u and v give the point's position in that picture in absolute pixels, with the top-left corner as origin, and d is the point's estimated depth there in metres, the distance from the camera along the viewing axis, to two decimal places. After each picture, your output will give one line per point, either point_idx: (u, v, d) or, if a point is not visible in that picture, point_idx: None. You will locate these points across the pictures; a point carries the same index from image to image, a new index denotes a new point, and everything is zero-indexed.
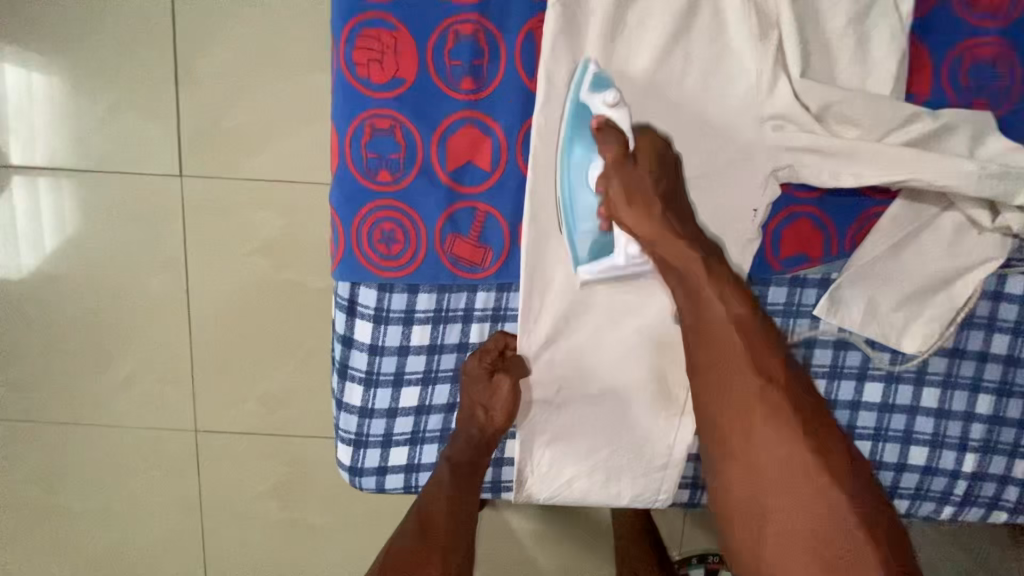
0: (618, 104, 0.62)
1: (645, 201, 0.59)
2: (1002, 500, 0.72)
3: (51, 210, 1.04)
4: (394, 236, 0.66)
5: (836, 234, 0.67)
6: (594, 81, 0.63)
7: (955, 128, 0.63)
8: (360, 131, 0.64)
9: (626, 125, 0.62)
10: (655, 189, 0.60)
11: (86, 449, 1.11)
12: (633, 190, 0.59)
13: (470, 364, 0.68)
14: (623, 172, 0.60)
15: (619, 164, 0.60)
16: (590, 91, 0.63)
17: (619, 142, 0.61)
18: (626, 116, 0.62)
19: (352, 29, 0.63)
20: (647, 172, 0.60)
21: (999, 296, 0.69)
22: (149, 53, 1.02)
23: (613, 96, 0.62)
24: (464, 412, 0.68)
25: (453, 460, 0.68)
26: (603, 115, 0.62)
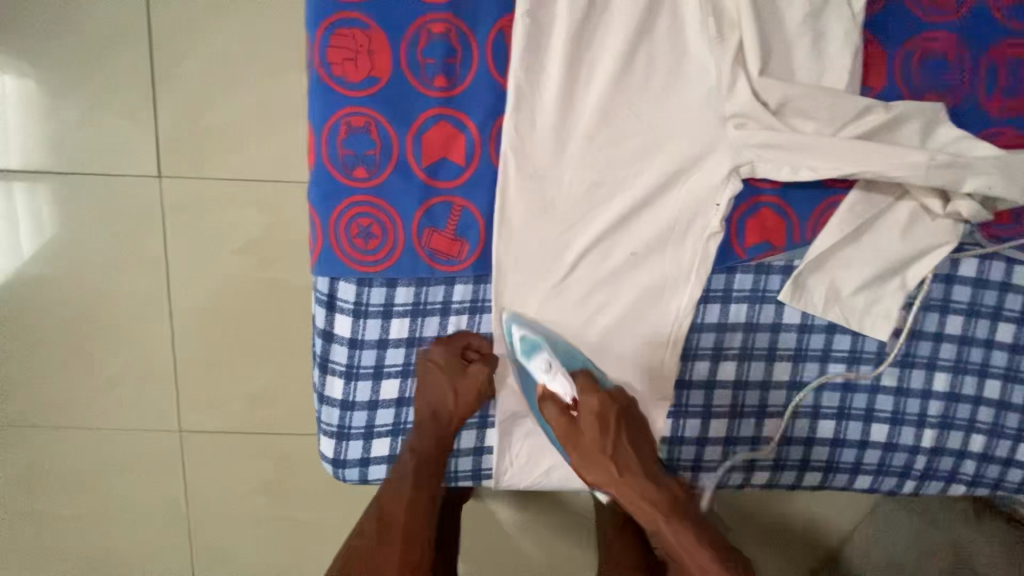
0: (556, 367, 0.66)
1: (600, 469, 0.64)
2: (959, 473, 0.76)
3: (30, 212, 1.04)
4: (372, 232, 0.68)
5: (798, 223, 0.70)
6: (524, 345, 0.67)
7: (906, 120, 0.66)
8: (337, 129, 0.66)
9: (567, 388, 0.66)
10: (603, 452, 0.63)
11: (69, 453, 1.11)
12: (587, 462, 0.64)
13: (436, 351, 0.69)
14: (573, 444, 0.65)
15: (568, 433, 0.65)
16: (524, 359, 0.68)
17: (558, 403, 0.66)
18: (564, 375, 0.66)
19: (326, 30, 0.64)
20: (591, 437, 0.64)
21: (952, 278, 0.72)
22: (126, 54, 1.01)
23: (546, 361, 0.66)
24: (430, 403, 0.69)
25: (417, 447, 0.68)
26: (546, 382, 0.67)
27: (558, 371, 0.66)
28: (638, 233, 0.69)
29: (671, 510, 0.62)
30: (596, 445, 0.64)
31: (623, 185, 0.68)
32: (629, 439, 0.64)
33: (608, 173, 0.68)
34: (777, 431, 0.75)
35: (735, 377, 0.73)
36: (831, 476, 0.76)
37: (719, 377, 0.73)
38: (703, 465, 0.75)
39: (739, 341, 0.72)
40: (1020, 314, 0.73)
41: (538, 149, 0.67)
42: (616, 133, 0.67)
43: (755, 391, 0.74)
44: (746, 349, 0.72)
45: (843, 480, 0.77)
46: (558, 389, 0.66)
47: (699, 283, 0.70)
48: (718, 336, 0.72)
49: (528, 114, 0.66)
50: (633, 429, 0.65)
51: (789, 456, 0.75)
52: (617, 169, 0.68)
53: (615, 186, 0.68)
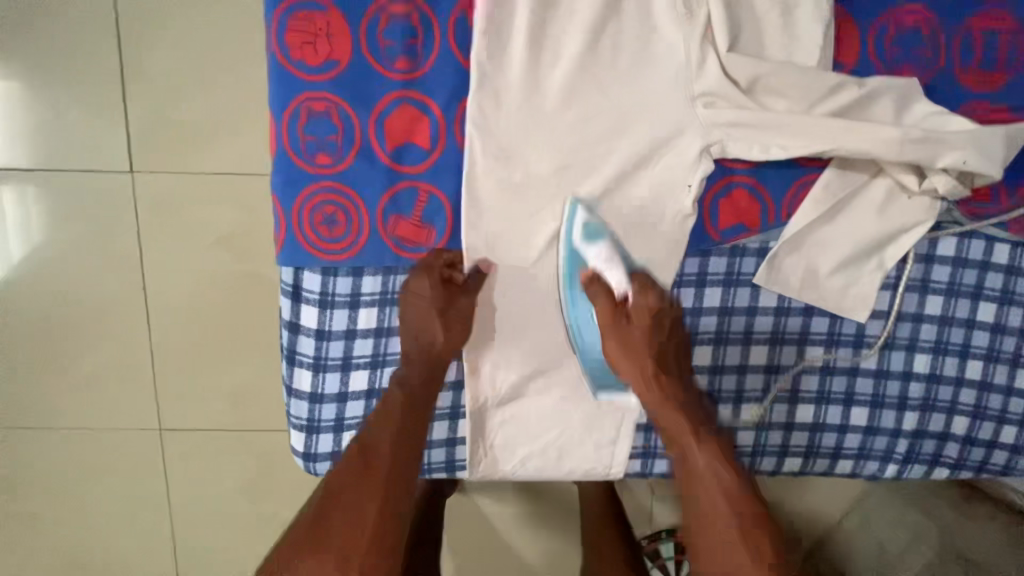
0: (611, 257, 0.67)
1: (637, 357, 0.66)
2: (941, 456, 0.75)
3: (19, 218, 1.03)
4: (336, 219, 0.66)
5: (773, 203, 0.69)
6: (585, 231, 0.67)
7: (879, 96, 0.65)
8: (297, 115, 0.64)
9: (621, 280, 0.68)
10: (647, 345, 0.66)
11: (47, 453, 1.09)
12: (627, 349, 0.67)
13: (417, 281, 0.65)
14: (617, 329, 0.67)
15: (615, 321, 0.67)
16: (580, 244, 0.67)
17: (608, 295, 0.68)
18: (620, 270, 0.68)
19: (284, 13, 0.63)
20: (642, 329, 0.66)
21: (931, 258, 0.71)
22: (93, 47, 1.00)
23: (603, 252, 0.67)
24: (417, 333, 0.65)
25: (409, 382, 0.64)
26: (598, 270, 0.67)
27: (615, 262, 0.67)
28: (609, 216, 0.67)
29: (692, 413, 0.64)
30: (646, 337, 0.66)
31: (594, 169, 0.66)
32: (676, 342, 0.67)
33: (577, 155, 0.66)
34: (755, 417, 0.73)
35: (711, 361, 0.72)
36: (812, 462, 0.75)
37: (695, 362, 0.72)
38: None
39: (714, 325, 0.71)
40: (1001, 293, 0.71)
41: (504, 131, 0.65)
42: (584, 115, 0.65)
43: (732, 376, 0.72)
44: (721, 333, 0.71)
45: (824, 465, 0.75)
46: (610, 279, 0.68)
47: (671, 267, 0.69)
48: (692, 321, 0.71)
49: (492, 96, 0.65)
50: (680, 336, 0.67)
51: (768, 442, 0.74)
52: (587, 150, 0.66)
53: (583, 168, 0.66)
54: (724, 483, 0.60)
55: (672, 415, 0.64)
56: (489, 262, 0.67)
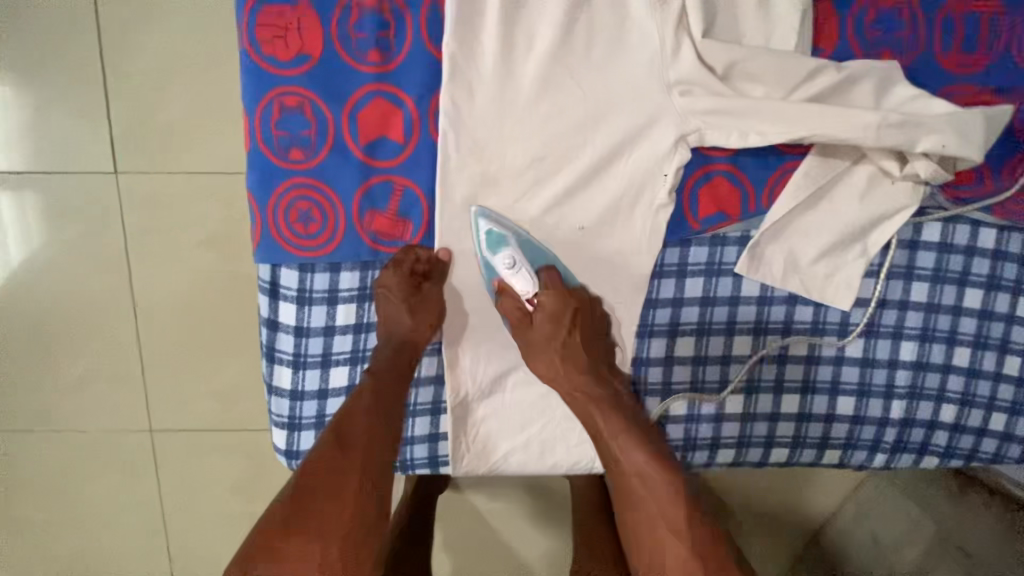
0: (517, 263, 0.64)
1: (545, 356, 0.66)
2: (931, 445, 0.74)
3: (18, 224, 1.03)
4: (310, 215, 0.66)
5: (753, 191, 0.68)
6: (489, 240, 0.65)
7: (858, 80, 0.64)
8: (269, 110, 0.64)
9: (529, 284, 0.65)
10: (551, 341, 0.65)
11: (39, 456, 1.10)
12: (534, 351, 0.66)
13: (387, 275, 0.65)
14: (523, 331, 0.66)
15: (521, 324, 0.66)
16: (488, 255, 0.66)
17: (513, 301, 0.66)
18: (528, 273, 0.65)
19: (254, 7, 0.62)
20: (543, 327, 0.65)
21: (916, 244, 0.70)
22: (74, 47, 0.99)
23: (510, 257, 0.64)
24: (387, 315, 0.66)
25: (376, 369, 0.64)
26: (505, 278, 0.66)
27: (519, 266, 0.64)
28: (586, 208, 0.67)
29: (605, 405, 0.63)
30: (548, 334, 0.65)
31: (570, 160, 0.66)
32: (581, 335, 0.66)
33: (552, 146, 0.66)
34: (740, 408, 0.73)
35: (693, 352, 0.71)
36: (798, 452, 0.74)
37: (677, 353, 0.71)
38: None
39: (696, 316, 0.70)
40: (988, 278, 0.70)
41: (477, 123, 0.65)
42: (558, 105, 0.65)
43: (715, 366, 0.72)
44: (704, 324, 0.71)
45: (810, 456, 0.74)
46: (518, 286, 0.65)
47: (650, 258, 0.68)
48: (674, 311, 0.70)
49: (465, 88, 0.64)
50: (587, 328, 0.66)
51: (754, 433, 0.73)
52: (562, 141, 0.66)
53: (558, 159, 0.66)
54: (642, 471, 0.57)
55: (585, 411, 0.63)
56: (449, 250, 0.67)
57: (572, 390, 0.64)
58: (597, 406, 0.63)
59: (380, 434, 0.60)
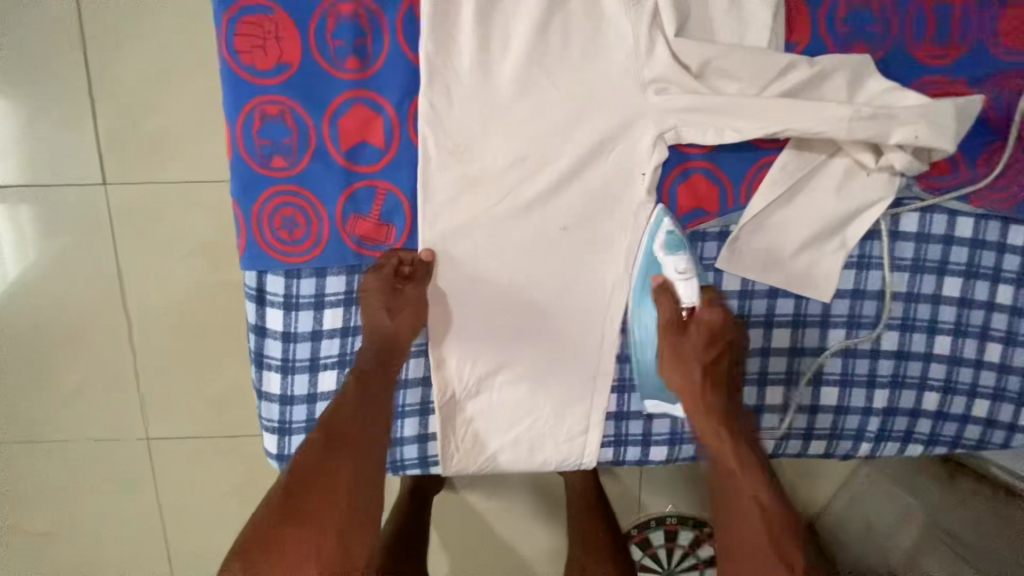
0: (690, 272, 0.67)
1: (689, 372, 0.68)
2: (914, 432, 0.75)
3: (14, 239, 1.04)
4: (295, 221, 0.67)
5: (731, 187, 0.69)
6: (669, 241, 0.67)
7: (831, 74, 0.65)
8: (251, 119, 0.65)
9: (692, 294, 0.67)
10: (699, 359, 0.68)
11: (38, 465, 1.10)
12: (680, 362, 0.68)
13: (368, 280, 0.66)
14: (673, 338, 0.68)
15: (673, 330, 0.68)
16: (660, 252, 0.67)
17: (671, 305, 0.68)
18: (694, 283, 0.67)
19: (232, 17, 0.63)
20: (698, 341, 0.68)
21: (895, 235, 0.71)
22: (61, 60, 1.00)
23: (683, 263, 0.67)
24: (388, 306, 0.65)
25: (364, 366, 0.64)
26: (672, 281, 0.67)
27: (692, 277, 0.67)
28: (567, 207, 0.68)
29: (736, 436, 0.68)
30: (699, 350, 0.68)
31: (549, 160, 0.67)
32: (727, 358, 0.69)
33: (532, 147, 0.67)
34: None
35: None
36: (785, 444, 0.75)
37: None
38: (651, 440, 0.74)
39: None
40: (966, 267, 0.71)
41: (456, 126, 0.66)
42: (535, 106, 0.66)
43: None
44: None
45: (797, 447, 0.75)
46: (682, 293, 0.67)
47: (631, 255, 0.69)
48: None
49: (444, 91, 0.65)
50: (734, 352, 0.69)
51: None
52: (541, 142, 0.67)
53: (538, 159, 0.67)
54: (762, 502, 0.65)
55: (717, 434, 0.68)
56: (432, 250, 0.67)
57: (705, 410, 0.68)
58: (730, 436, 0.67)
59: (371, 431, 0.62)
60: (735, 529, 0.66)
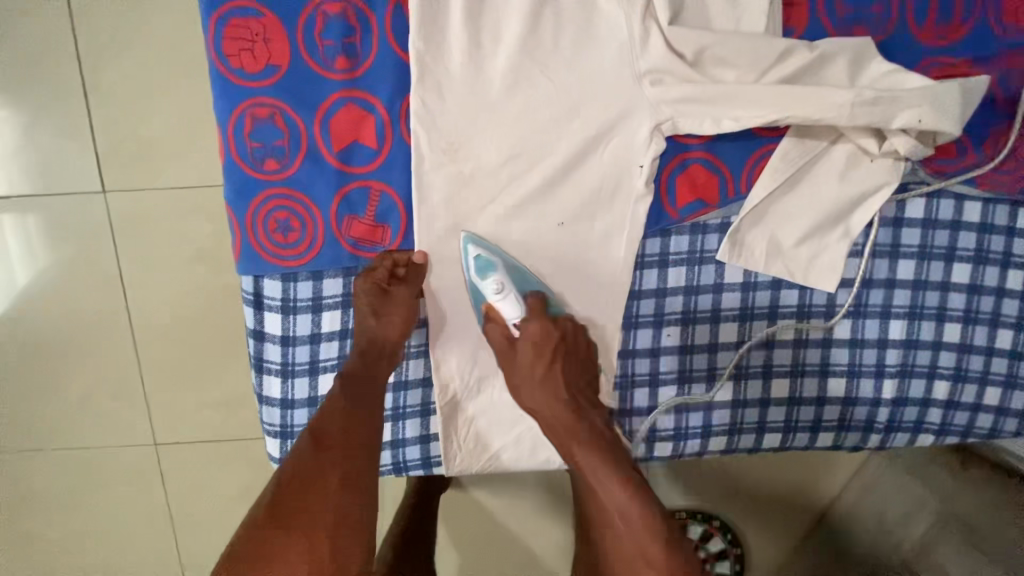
0: (507, 288, 0.65)
1: (530, 387, 0.65)
2: (925, 422, 0.73)
3: (18, 248, 1.04)
4: (289, 225, 0.66)
5: (731, 177, 0.67)
6: (477, 265, 0.66)
7: (832, 58, 0.63)
8: (242, 123, 0.64)
9: (516, 311, 0.65)
10: (534, 371, 0.65)
11: (48, 473, 1.11)
12: (518, 380, 0.66)
13: (360, 284, 0.65)
14: (506, 359, 0.67)
15: (504, 350, 0.67)
16: (476, 279, 0.66)
17: (500, 326, 0.67)
18: (514, 298, 0.65)
19: (219, 20, 0.62)
20: (527, 355, 0.65)
21: (901, 221, 0.69)
22: (56, 68, 1.00)
23: (497, 283, 0.65)
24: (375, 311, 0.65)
25: (353, 373, 0.64)
26: (494, 304, 0.66)
27: (508, 292, 0.65)
28: (565, 203, 0.67)
29: (585, 439, 0.61)
30: (530, 363, 0.65)
31: (545, 155, 0.66)
32: (561, 363, 0.66)
33: (526, 142, 0.66)
34: (730, 395, 0.72)
35: (680, 342, 0.71)
36: (792, 437, 0.74)
37: (663, 344, 0.71)
38: (656, 435, 0.73)
39: (681, 305, 0.70)
40: (975, 252, 0.69)
41: (448, 122, 0.65)
42: (529, 101, 0.65)
43: (702, 355, 0.72)
44: (689, 313, 0.70)
45: (804, 440, 0.74)
46: (506, 312, 0.66)
47: (631, 249, 0.68)
48: (658, 302, 0.70)
49: (435, 88, 0.64)
50: (570, 356, 0.66)
51: (745, 419, 0.73)
52: (536, 137, 0.66)
53: (533, 155, 0.66)
54: (622, 509, 0.57)
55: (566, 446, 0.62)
56: (425, 253, 0.66)
57: (551, 423, 0.63)
58: (577, 440, 0.61)
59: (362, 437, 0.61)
60: (614, 550, 0.58)
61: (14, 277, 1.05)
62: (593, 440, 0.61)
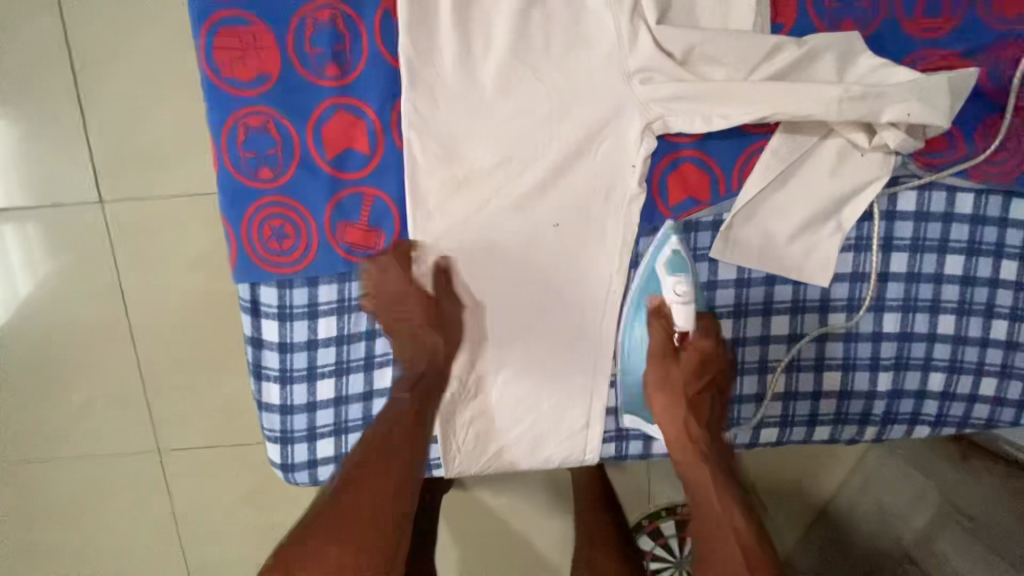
0: (688, 296, 0.67)
1: (675, 399, 0.69)
2: (921, 414, 0.74)
3: (22, 256, 1.05)
4: (284, 232, 0.67)
5: (723, 175, 0.68)
6: (671, 261, 0.67)
7: (820, 54, 0.64)
8: (235, 132, 0.65)
9: (688, 320, 0.68)
10: (687, 387, 0.69)
11: (53, 482, 1.12)
12: (669, 393, 0.69)
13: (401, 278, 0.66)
14: (661, 366, 0.70)
15: (663, 358, 0.70)
16: (659, 273, 0.68)
17: (665, 327, 0.69)
18: (689, 309, 0.68)
19: (210, 30, 0.63)
20: (686, 368, 0.69)
21: (893, 215, 0.69)
22: (50, 80, 1.00)
23: (681, 286, 0.66)
24: (394, 316, 0.67)
25: (411, 385, 0.67)
26: (669, 303, 0.68)
27: (689, 301, 0.67)
28: (558, 204, 0.67)
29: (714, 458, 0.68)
30: (687, 377, 0.69)
31: (537, 157, 0.66)
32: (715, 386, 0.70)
33: (517, 144, 0.66)
34: (726, 391, 0.73)
35: None
36: (789, 431, 0.74)
37: None
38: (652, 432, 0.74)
39: None
40: (968, 244, 0.70)
41: (441, 127, 0.65)
42: (520, 103, 0.65)
43: None
44: None
45: (801, 434, 0.74)
46: (677, 317, 0.68)
47: (626, 248, 0.68)
48: None
49: (427, 93, 0.64)
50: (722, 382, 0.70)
51: (742, 414, 0.74)
52: (527, 138, 0.66)
53: (526, 157, 0.66)
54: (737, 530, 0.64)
55: (694, 465, 0.68)
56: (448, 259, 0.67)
57: (687, 442, 0.69)
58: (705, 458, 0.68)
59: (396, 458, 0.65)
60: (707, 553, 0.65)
61: (14, 286, 1.06)
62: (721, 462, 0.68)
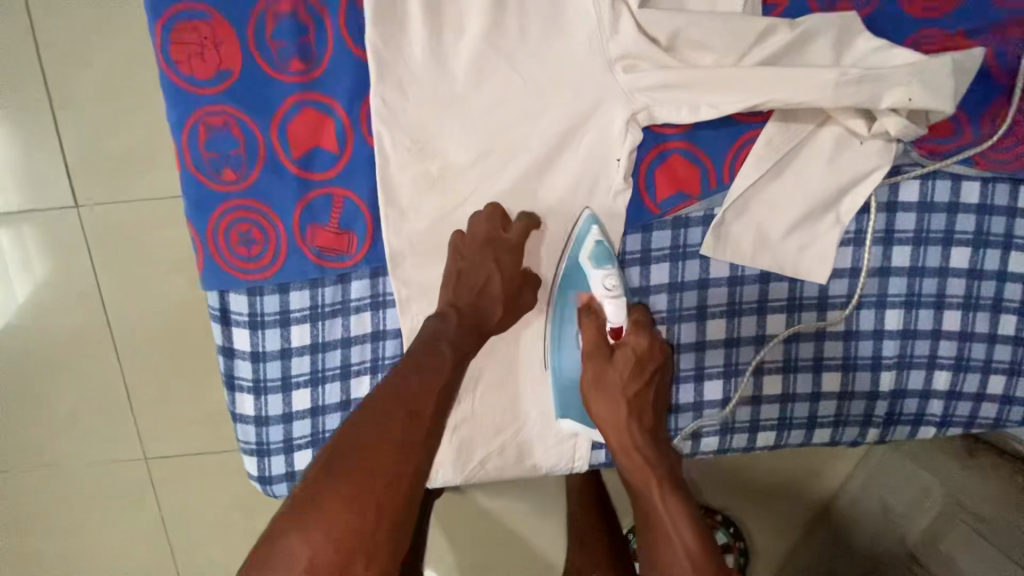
0: (617, 289, 0.63)
1: (612, 402, 0.63)
2: (926, 414, 0.70)
3: (25, 260, 1.02)
4: (251, 236, 0.63)
5: (713, 167, 0.64)
6: (596, 253, 0.63)
7: (815, 36, 0.60)
8: (196, 132, 0.61)
9: (619, 315, 0.63)
10: (624, 389, 0.63)
11: (41, 493, 1.10)
12: (607, 395, 0.63)
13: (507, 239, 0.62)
14: (596, 367, 0.64)
15: (598, 358, 0.64)
16: (586, 266, 0.63)
17: (597, 325, 0.64)
18: (619, 303, 0.63)
19: (166, 24, 0.59)
20: (622, 368, 0.63)
21: (894, 206, 0.66)
22: (17, 80, 0.96)
23: (609, 279, 0.63)
24: (471, 275, 0.61)
25: (452, 343, 0.58)
26: (597, 297, 0.64)
27: (619, 294, 0.63)
28: (538, 201, 0.64)
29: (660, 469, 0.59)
30: (623, 378, 0.63)
31: (514, 152, 0.63)
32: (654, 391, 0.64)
33: (493, 138, 0.62)
34: (720, 393, 0.69)
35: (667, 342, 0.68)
36: (786, 434, 0.71)
37: None
38: None
39: (665, 303, 0.67)
40: (975, 235, 0.66)
41: (411, 121, 0.61)
42: (495, 96, 0.62)
43: (690, 353, 0.69)
44: (675, 311, 0.67)
45: (800, 437, 0.71)
46: (608, 313, 0.63)
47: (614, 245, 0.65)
48: (640, 300, 0.67)
49: (395, 86, 0.61)
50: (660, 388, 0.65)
51: (737, 418, 0.70)
52: (503, 132, 0.62)
53: (503, 153, 0.63)
54: (691, 549, 0.52)
55: (644, 477, 0.59)
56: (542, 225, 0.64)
57: (632, 448, 0.61)
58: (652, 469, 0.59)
59: (423, 434, 0.51)
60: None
61: (14, 292, 1.03)
62: (670, 474, 0.59)
